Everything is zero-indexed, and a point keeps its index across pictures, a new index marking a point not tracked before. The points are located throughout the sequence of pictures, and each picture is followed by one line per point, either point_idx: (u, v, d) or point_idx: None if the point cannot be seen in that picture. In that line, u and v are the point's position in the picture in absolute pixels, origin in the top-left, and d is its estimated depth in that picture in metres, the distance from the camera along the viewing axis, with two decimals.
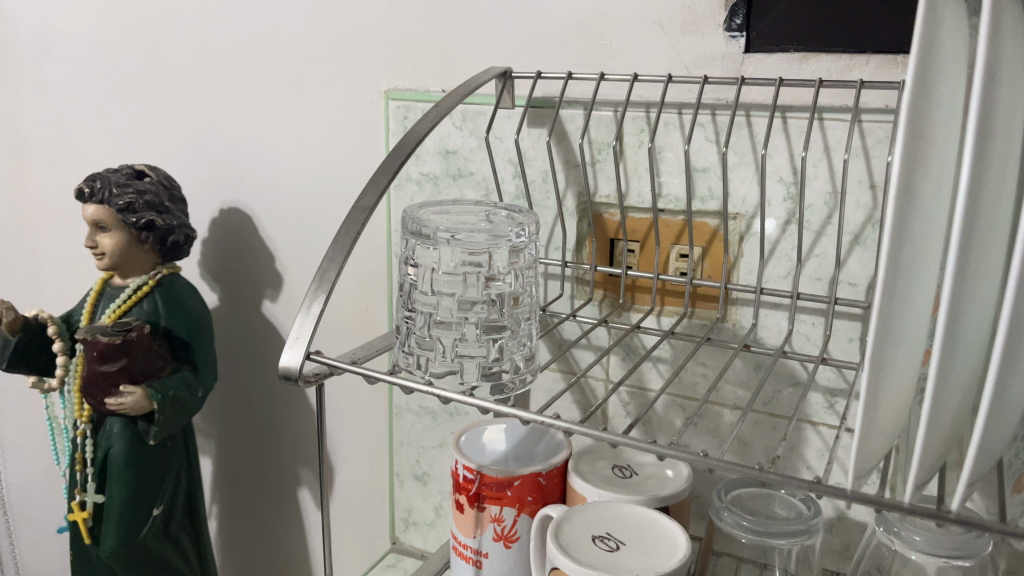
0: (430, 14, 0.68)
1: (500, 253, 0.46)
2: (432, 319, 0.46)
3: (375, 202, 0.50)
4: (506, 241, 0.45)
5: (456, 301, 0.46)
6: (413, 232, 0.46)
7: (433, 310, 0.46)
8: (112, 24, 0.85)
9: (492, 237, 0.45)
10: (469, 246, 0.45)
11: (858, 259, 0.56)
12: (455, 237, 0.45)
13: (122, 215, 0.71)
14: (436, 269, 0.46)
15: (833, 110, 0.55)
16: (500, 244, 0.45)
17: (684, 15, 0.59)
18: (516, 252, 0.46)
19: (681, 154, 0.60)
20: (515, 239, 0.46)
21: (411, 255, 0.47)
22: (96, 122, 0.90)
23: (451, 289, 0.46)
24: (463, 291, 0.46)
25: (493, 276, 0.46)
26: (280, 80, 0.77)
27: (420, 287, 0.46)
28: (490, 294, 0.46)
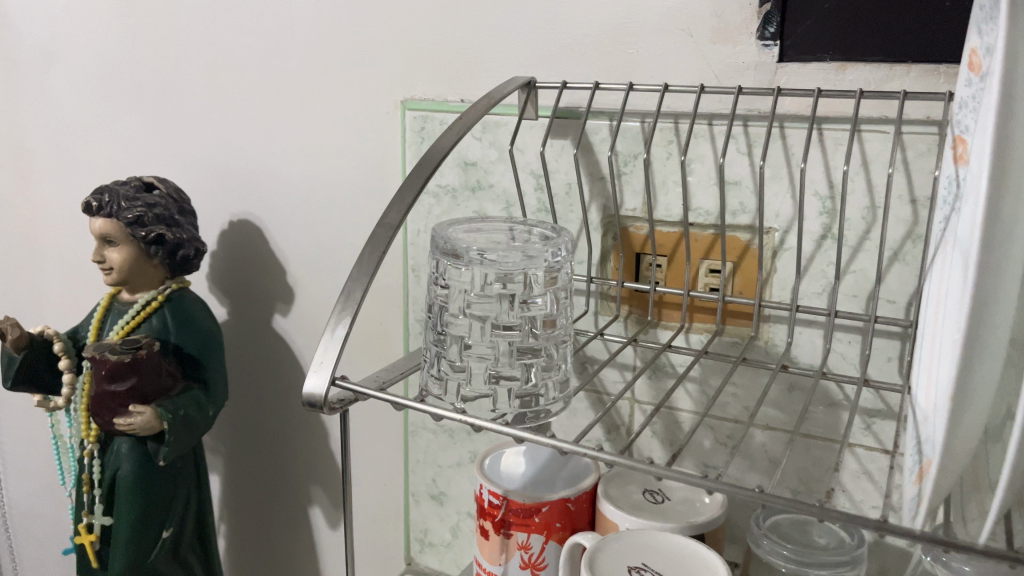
0: (449, 21, 0.66)
1: (534, 272, 0.43)
2: (462, 343, 0.44)
3: (401, 220, 0.48)
4: (541, 261, 0.43)
5: (488, 324, 0.44)
6: (443, 252, 0.44)
7: (465, 333, 0.44)
8: (118, 31, 0.83)
9: (527, 256, 0.43)
10: (502, 266, 0.43)
11: (897, 276, 0.54)
12: (488, 258, 0.42)
13: (131, 228, 0.69)
14: (468, 291, 0.44)
15: (872, 121, 0.53)
16: (535, 265, 0.43)
17: (714, 23, 0.57)
18: (551, 271, 0.44)
19: (712, 167, 0.58)
20: (550, 257, 0.44)
21: (440, 275, 0.45)
22: (101, 131, 0.88)
23: (485, 312, 0.44)
24: (495, 313, 0.44)
25: (526, 297, 0.44)
26: (292, 90, 0.75)
27: (451, 309, 0.44)
28: (524, 315, 0.44)
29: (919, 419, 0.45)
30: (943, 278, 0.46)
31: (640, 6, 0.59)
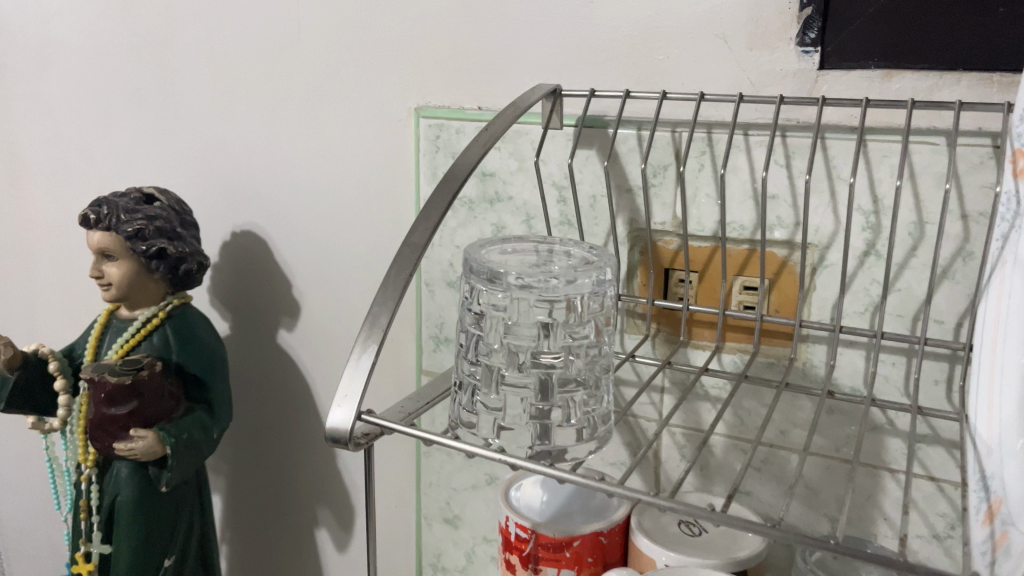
0: (466, 25, 0.63)
1: (577, 299, 0.40)
2: (498, 375, 0.41)
3: (428, 239, 0.44)
4: (584, 286, 0.40)
5: (527, 355, 0.41)
6: (478, 276, 0.41)
7: (501, 364, 0.41)
8: (115, 34, 0.79)
9: (570, 282, 0.39)
10: (543, 293, 0.39)
11: (946, 296, 0.52)
12: (528, 284, 0.39)
13: (131, 242, 0.66)
14: (505, 319, 0.40)
15: (920, 132, 0.50)
16: (578, 291, 0.40)
17: (751, 27, 0.54)
18: (594, 298, 0.41)
19: (748, 180, 0.55)
20: (594, 283, 0.40)
21: (474, 301, 0.41)
22: (97, 138, 0.85)
23: (522, 342, 0.41)
24: (534, 342, 0.41)
25: (568, 325, 0.41)
26: (299, 97, 0.71)
27: (487, 338, 0.41)
28: (566, 344, 0.41)
29: (980, 451, 0.43)
30: (1003, 300, 0.44)
31: (672, 10, 0.56)
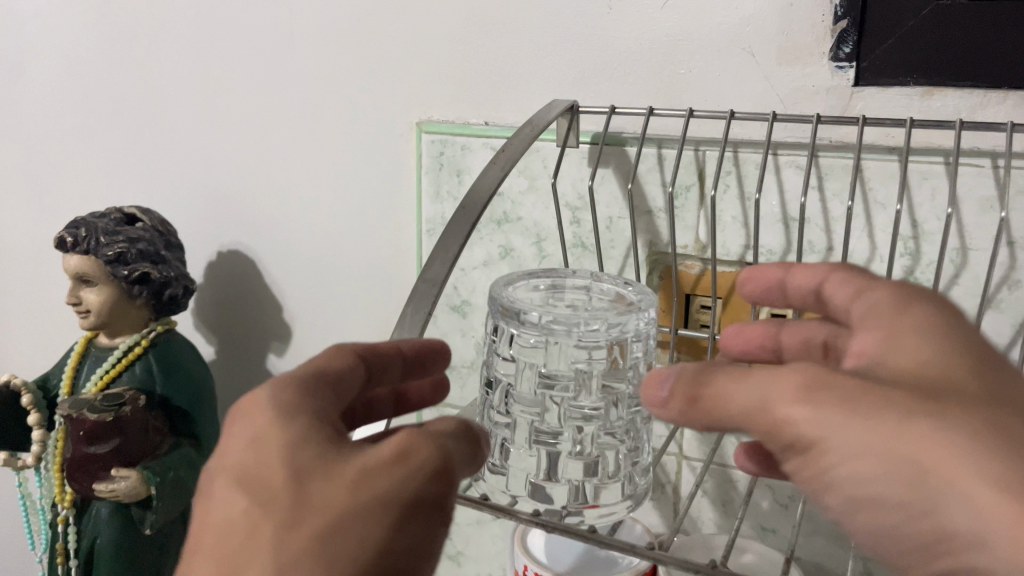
0: (472, 34, 0.59)
1: (617, 344, 0.36)
2: (529, 424, 0.38)
3: (447, 274, 0.40)
4: (629, 329, 0.36)
5: (563, 403, 0.37)
6: (509, 318, 0.37)
7: (535, 412, 0.37)
8: (92, 42, 0.75)
9: (612, 326, 0.35)
10: (582, 338, 0.35)
11: (992, 326, 0.49)
12: (566, 329, 0.35)
13: (111, 266, 0.61)
14: (538, 366, 0.37)
15: (967, 154, 0.47)
16: (622, 334, 0.36)
17: (781, 40, 0.51)
18: (633, 343, 0.37)
19: (777, 202, 0.52)
20: (636, 326, 0.36)
21: (505, 345, 0.38)
22: (73, 151, 0.80)
23: (558, 387, 0.37)
24: (570, 389, 0.37)
25: (611, 374, 0.37)
26: (291, 110, 0.67)
27: (519, 387, 0.38)
28: (605, 392, 0.37)
29: None
30: None
31: (695, 21, 0.52)
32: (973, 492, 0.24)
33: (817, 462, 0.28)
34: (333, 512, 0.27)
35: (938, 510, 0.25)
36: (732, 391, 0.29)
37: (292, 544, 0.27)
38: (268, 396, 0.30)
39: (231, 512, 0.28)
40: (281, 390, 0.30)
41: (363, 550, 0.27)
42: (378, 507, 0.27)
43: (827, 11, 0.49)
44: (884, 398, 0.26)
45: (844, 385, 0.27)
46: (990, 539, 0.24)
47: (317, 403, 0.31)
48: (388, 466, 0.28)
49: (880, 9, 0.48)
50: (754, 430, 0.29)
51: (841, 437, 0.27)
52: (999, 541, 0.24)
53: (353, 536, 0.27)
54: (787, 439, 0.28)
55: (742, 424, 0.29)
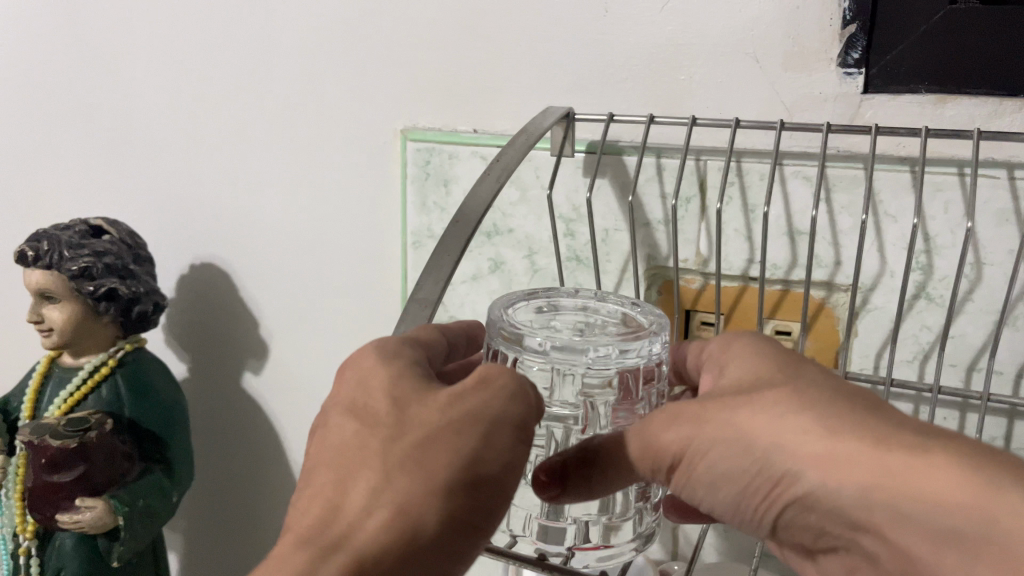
0: (460, 38, 0.56)
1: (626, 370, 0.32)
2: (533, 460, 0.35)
3: (440, 294, 0.37)
4: (644, 351, 0.32)
5: (571, 436, 0.34)
6: (509, 342, 0.33)
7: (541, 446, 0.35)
8: (54, 45, 0.71)
9: (622, 352, 0.31)
10: (589, 366, 0.31)
11: (1008, 345, 0.47)
12: (573, 354, 0.31)
13: (76, 282, 0.57)
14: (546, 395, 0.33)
15: (983, 165, 0.45)
16: (637, 358, 0.32)
17: (787, 45, 0.48)
18: (645, 370, 0.33)
19: (783, 214, 0.50)
20: (648, 351, 0.32)
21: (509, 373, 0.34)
22: (36, 159, 0.76)
23: (565, 420, 0.34)
24: (577, 421, 0.34)
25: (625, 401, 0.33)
26: (267, 116, 0.64)
27: None
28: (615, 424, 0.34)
29: None
30: None
31: (697, 24, 0.50)
32: (796, 453, 0.28)
33: (685, 473, 0.30)
34: (428, 423, 0.29)
35: (782, 481, 0.28)
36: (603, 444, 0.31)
37: (395, 453, 0.28)
38: (374, 349, 0.32)
39: (343, 434, 0.30)
40: (384, 342, 0.33)
41: (458, 458, 0.28)
42: (471, 421, 0.29)
43: (836, 15, 0.47)
44: (716, 404, 0.30)
45: (685, 411, 0.30)
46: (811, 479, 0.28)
47: (415, 356, 0.33)
48: (478, 389, 0.29)
49: (888, 16, 0.47)
50: (630, 473, 0.31)
51: (696, 441, 0.30)
52: (827, 480, 0.27)
53: (449, 443, 0.28)
54: (654, 467, 0.30)
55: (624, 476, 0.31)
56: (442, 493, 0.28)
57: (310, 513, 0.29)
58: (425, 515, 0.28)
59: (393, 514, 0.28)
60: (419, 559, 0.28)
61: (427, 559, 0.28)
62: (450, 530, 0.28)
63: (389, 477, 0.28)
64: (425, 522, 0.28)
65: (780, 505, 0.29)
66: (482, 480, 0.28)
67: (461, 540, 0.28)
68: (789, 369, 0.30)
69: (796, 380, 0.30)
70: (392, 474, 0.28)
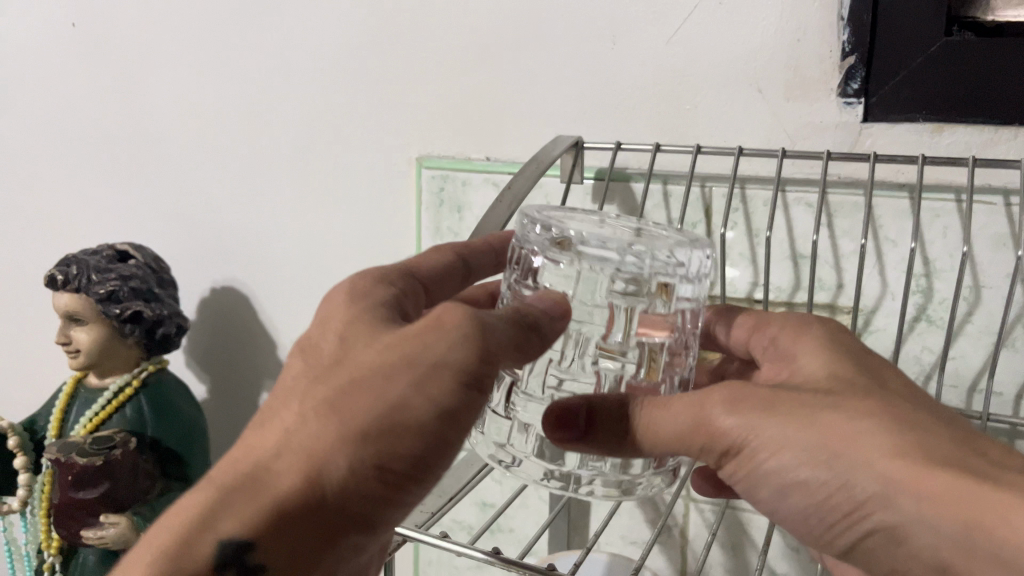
0: (474, 69, 0.58)
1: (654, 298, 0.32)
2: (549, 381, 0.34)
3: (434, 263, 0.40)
4: (677, 265, 0.31)
5: (593, 343, 0.34)
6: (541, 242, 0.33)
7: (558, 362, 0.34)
8: (83, 75, 0.73)
9: (655, 254, 0.31)
10: (621, 267, 0.31)
11: (1006, 366, 0.48)
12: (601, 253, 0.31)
13: (103, 305, 0.60)
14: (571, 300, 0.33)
15: (978, 191, 0.47)
16: (668, 272, 0.31)
17: (789, 76, 0.50)
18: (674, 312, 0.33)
19: (786, 238, 0.51)
20: (681, 287, 0.32)
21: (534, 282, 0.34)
22: (64, 186, 0.79)
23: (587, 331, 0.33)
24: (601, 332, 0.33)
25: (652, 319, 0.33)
26: (287, 144, 0.66)
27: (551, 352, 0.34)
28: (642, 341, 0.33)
29: None
30: None
31: (702, 56, 0.52)
32: (876, 460, 0.28)
33: (744, 464, 0.30)
34: (356, 370, 0.29)
35: (858, 495, 0.28)
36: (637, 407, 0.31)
37: (317, 393, 0.30)
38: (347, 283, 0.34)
39: (289, 371, 0.32)
40: (372, 277, 0.34)
41: (377, 403, 0.29)
42: (399, 367, 0.29)
43: (835, 48, 0.49)
44: (806, 400, 0.30)
45: (757, 393, 0.30)
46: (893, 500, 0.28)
47: (391, 295, 0.34)
48: (426, 333, 0.29)
49: (888, 48, 0.48)
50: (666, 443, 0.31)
51: (775, 431, 0.29)
52: (912, 502, 0.27)
53: (378, 386, 0.29)
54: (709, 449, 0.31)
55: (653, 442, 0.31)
56: (350, 436, 0.29)
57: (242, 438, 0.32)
58: (332, 458, 0.29)
59: (300, 451, 0.30)
60: (326, 496, 0.30)
61: (336, 496, 0.30)
62: (360, 472, 0.29)
63: (305, 419, 0.30)
64: (333, 463, 0.29)
65: (849, 518, 0.29)
66: (405, 424, 0.29)
67: (375, 482, 0.30)
68: (882, 383, 0.31)
69: (882, 393, 0.30)
70: (306, 416, 0.30)
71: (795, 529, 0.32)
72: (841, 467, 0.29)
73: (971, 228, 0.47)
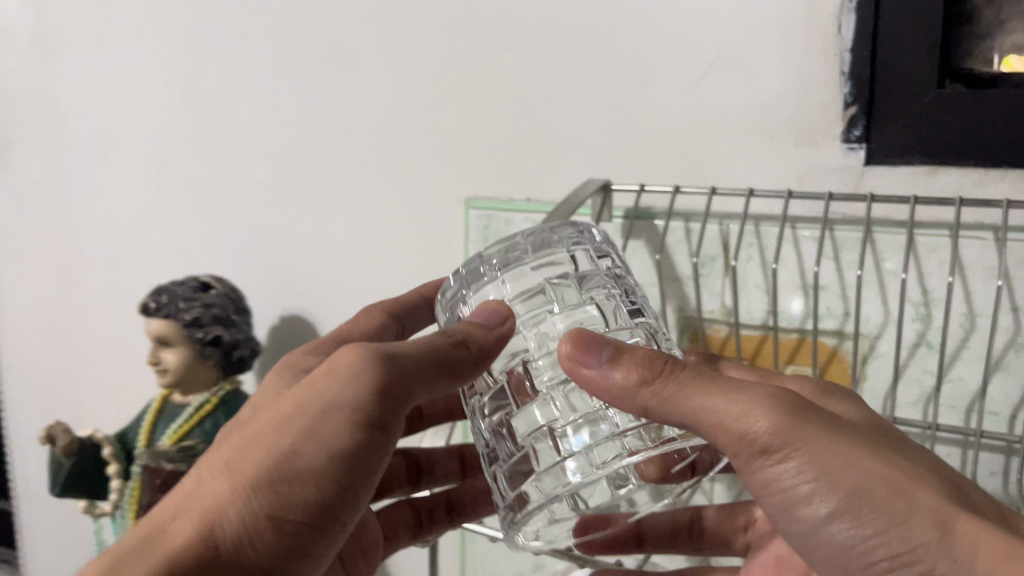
0: (515, 120, 0.65)
1: (549, 267, 0.41)
2: (554, 405, 0.40)
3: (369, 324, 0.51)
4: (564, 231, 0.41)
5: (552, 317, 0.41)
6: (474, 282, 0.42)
7: (543, 376, 0.41)
8: (170, 127, 0.83)
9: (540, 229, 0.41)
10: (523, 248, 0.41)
11: (1000, 388, 0.52)
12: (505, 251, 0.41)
13: (189, 329, 0.68)
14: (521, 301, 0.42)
15: (969, 227, 0.51)
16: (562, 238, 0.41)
17: (797, 124, 0.56)
18: (579, 277, 0.42)
19: (796, 270, 0.57)
20: (566, 249, 0.41)
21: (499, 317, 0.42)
22: (150, 225, 0.88)
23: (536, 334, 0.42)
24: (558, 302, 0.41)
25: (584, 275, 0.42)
26: (348, 186, 0.74)
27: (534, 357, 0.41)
28: (585, 296, 0.42)
29: None
30: None
31: (717, 108, 0.58)
32: (937, 507, 0.31)
33: (778, 467, 0.33)
34: (256, 431, 0.37)
35: (915, 538, 0.31)
36: (675, 365, 0.35)
37: (224, 455, 0.38)
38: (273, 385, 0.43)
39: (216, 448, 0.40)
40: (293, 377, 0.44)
41: (275, 452, 0.36)
42: (294, 420, 0.36)
43: (837, 98, 0.54)
44: (872, 447, 0.33)
45: (817, 414, 0.34)
46: (956, 548, 0.30)
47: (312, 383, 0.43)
48: (319, 388, 0.37)
49: (885, 99, 0.53)
50: (708, 417, 0.34)
51: (840, 454, 0.33)
52: (970, 553, 0.30)
53: (279, 437, 0.36)
54: (756, 446, 0.33)
55: (696, 401, 0.34)
56: (247, 487, 0.36)
57: (170, 504, 0.39)
58: (230, 505, 0.36)
59: (202, 505, 0.37)
60: (224, 539, 0.36)
61: (234, 540, 0.36)
62: (255, 515, 0.36)
63: (213, 477, 0.37)
64: (233, 511, 0.36)
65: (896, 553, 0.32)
66: (300, 472, 0.36)
67: (267, 527, 0.36)
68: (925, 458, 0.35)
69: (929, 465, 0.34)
70: (215, 475, 0.37)
71: (832, 553, 0.34)
72: (898, 506, 0.31)
73: (964, 260, 0.52)
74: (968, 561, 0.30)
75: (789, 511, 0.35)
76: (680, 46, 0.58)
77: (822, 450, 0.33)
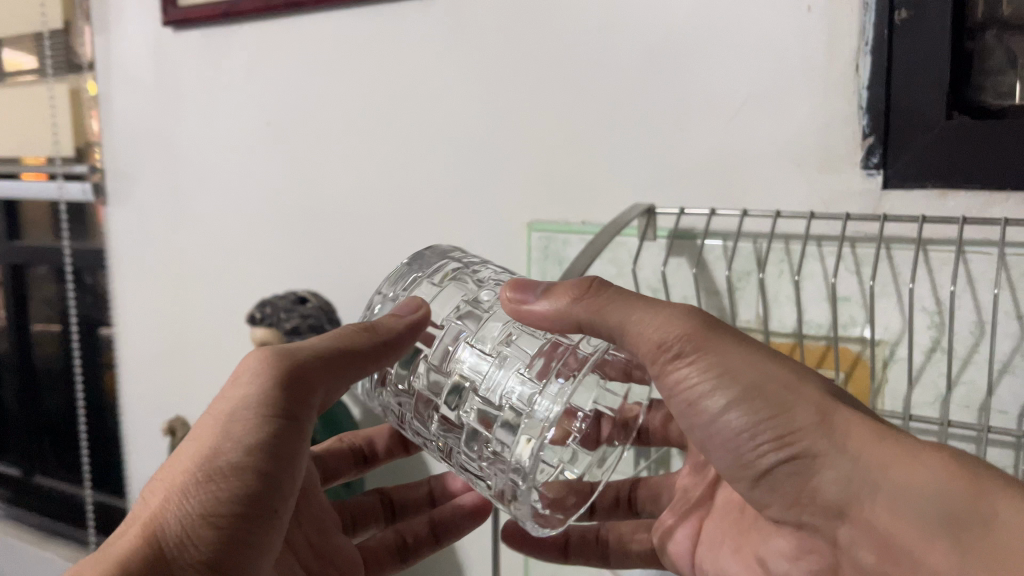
0: (573, 152, 0.73)
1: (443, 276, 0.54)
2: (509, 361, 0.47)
3: None
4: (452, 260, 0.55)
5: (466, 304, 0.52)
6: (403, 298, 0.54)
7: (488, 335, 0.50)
8: (270, 161, 0.94)
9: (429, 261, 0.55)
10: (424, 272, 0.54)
11: (1008, 388, 0.57)
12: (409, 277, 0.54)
13: (288, 336, 0.78)
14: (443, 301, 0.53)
15: (975, 244, 0.57)
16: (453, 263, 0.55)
17: (822, 153, 0.63)
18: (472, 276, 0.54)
19: (821, 283, 0.63)
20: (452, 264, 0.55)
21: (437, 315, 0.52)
22: (249, 249, 0.99)
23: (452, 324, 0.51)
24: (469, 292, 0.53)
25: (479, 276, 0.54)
26: (425, 212, 0.83)
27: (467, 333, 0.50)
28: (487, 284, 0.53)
29: None
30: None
31: (751, 140, 0.65)
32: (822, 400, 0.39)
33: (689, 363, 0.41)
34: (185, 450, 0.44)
35: (796, 421, 0.38)
36: (601, 286, 0.44)
37: (159, 482, 0.44)
38: None
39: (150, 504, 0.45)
40: None
41: (202, 451, 0.43)
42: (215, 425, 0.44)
43: (857, 130, 0.61)
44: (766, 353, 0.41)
45: (727, 329, 0.42)
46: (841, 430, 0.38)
47: None
48: (232, 394, 0.45)
49: (899, 130, 0.59)
50: (632, 322, 0.42)
51: (741, 355, 0.40)
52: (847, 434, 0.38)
53: (205, 442, 0.43)
54: (671, 345, 0.41)
55: (618, 310, 0.42)
56: (179, 489, 0.42)
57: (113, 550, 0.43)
58: (167, 507, 0.41)
59: (141, 521, 0.42)
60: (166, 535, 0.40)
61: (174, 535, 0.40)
62: (190, 509, 0.41)
63: (151, 500, 0.43)
64: (171, 512, 0.41)
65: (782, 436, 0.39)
66: (225, 463, 0.42)
67: (202, 519, 0.41)
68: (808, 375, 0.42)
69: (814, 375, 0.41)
70: (153, 500, 0.43)
71: (724, 441, 0.41)
72: (785, 394, 0.39)
73: (973, 272, 0.57)
74: (838, 437, 0.38)
75: (696, 407, 0.42)
76: (717, 85, 0.65)
77: (723, 350, 0.41)
